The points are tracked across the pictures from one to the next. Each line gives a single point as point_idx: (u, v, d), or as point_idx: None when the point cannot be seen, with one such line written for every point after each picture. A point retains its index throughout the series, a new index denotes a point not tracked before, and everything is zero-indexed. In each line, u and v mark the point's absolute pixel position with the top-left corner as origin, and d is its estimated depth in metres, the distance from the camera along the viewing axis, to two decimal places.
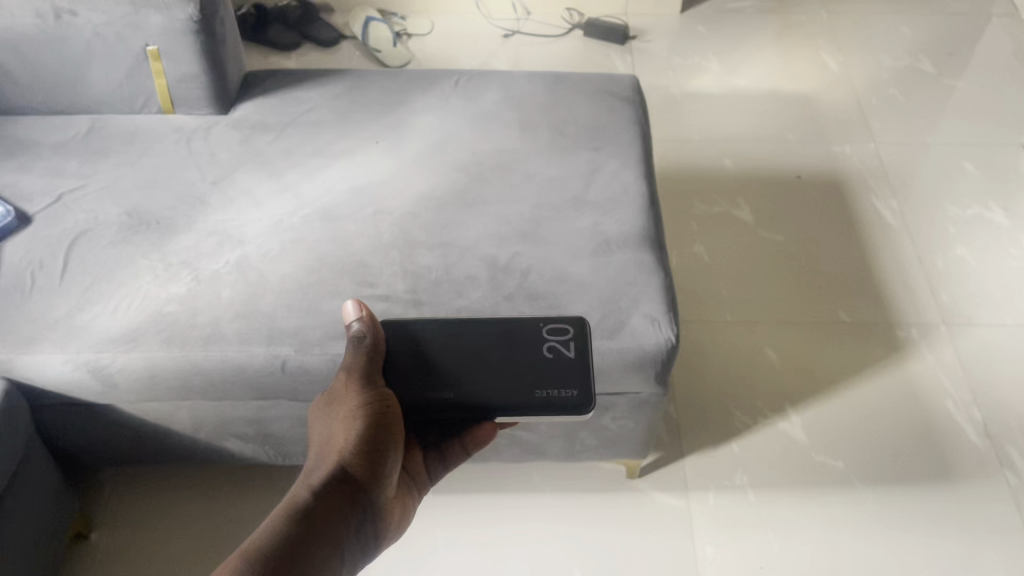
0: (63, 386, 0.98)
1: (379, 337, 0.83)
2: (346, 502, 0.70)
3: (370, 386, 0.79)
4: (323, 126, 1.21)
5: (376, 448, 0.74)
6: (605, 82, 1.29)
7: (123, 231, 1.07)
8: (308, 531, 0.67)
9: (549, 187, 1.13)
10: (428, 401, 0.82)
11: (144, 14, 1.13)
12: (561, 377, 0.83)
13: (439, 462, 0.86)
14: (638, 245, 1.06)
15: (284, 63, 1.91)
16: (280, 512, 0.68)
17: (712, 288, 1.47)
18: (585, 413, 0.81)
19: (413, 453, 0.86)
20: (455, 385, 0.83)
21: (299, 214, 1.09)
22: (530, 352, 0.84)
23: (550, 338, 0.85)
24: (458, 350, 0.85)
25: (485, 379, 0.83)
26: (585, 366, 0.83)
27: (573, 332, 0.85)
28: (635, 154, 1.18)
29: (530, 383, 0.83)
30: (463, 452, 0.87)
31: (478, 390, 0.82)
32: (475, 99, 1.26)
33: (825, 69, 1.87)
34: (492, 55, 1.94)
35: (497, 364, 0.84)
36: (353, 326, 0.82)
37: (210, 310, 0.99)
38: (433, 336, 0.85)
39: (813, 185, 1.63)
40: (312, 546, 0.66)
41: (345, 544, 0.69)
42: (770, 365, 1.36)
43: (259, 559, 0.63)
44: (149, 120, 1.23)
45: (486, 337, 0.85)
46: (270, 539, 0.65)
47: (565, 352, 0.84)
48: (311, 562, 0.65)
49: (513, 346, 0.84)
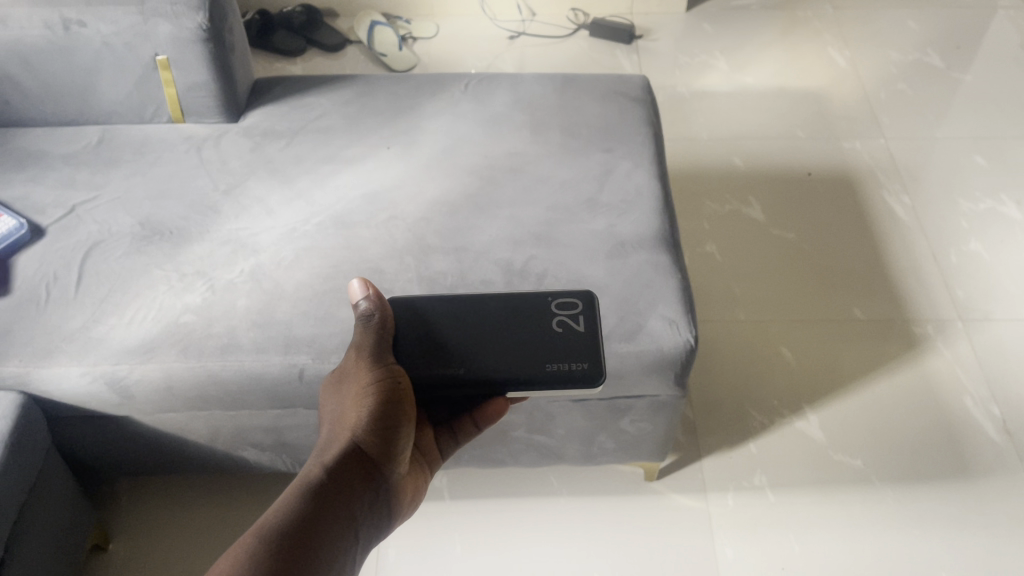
0: (80, 399, 0.98)
1: (388, 314, 0.84)
2: (359, 477, 0.73)
3: (380, 360, 0.80)
4: (333, 131, 1.21)
5: (388, 423, 0.76)
6: (614, 82, 1.29)
7: (137, 242, 1.07)
8: (323, 505, 0.69)
9: (562, 189, 1.12)
10: (439, 377, 0.82)
11: (153, 23, 1.12)
12: (571, 350, 0.82)
13: (450, 438, 0.90)
14: (653, 247, 1.05)
15: (290, 68, 1.91)
16: (295, 488, 0.70)
17: (724, 288, 1.46)
18: (597, 384, 0.81)
19: (425, 431, 0.89)
20: (466, 362, 0.82)
21: (313, 221, 1.09)
22: (539, 326, 0.84)
23: (559, 312, 0.84)
24: (467, 326, 0.85)
25: (495, 354, 0.83)
26: (595, 338, 0.83)
27: (582, 305, 0.85)
28: (648, 154, 1.17)
29: (540, 357, 0.82)
30: (474, 427, 0.90)
31: (491, 367, 0.82)
32: (485, 102, 1.25)
33: (832, 65, 1.86)
34: (497, 57, 1.93)
35: (507, 338, 0.83)
36: (360, 305, 0.84)
37: (226, 320, 0.98)
38: (442, 315, 0.85)
39: (823, 181, 1.62)
40: (327, 519, 0.68)
41: (360, 518, 0.71)
42: (786, 365, 1.35)
43: (277, 532, 0.65)
44: (159, 130, 1.23)
45: (495, 313, 0.85)
46: (286, 512, 0.67)
47: (575, 325, 0.83)
48: (327, 535, 0.67)
49: (522, 320, 0.84)
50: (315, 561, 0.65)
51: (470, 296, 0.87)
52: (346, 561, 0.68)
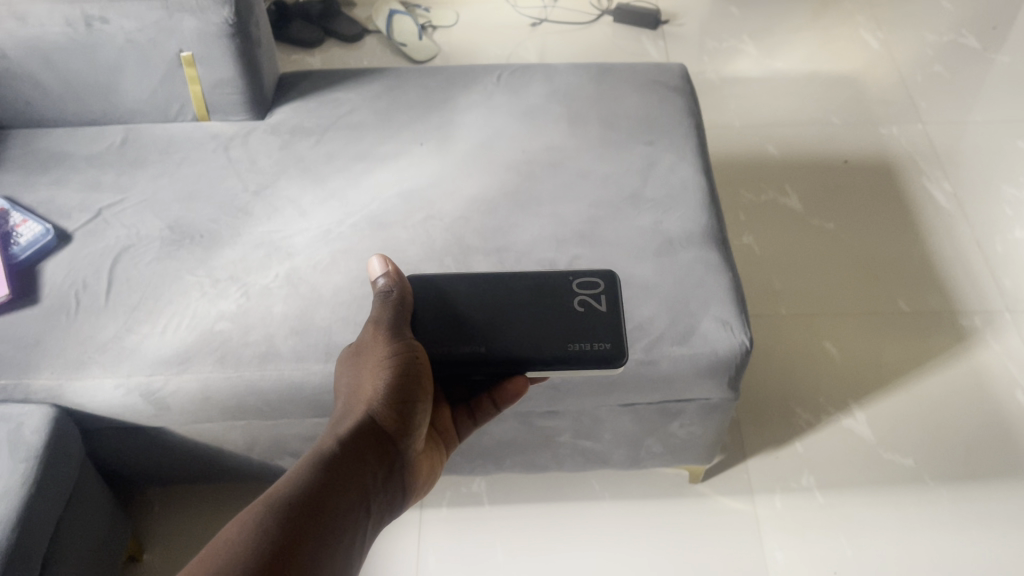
0: (115, 412, 0.95)
1: (407, 292, 0.83)
2: (372, 451, 0.71)
3: (399, 335, 0.78)
4: (365, 128, 1.17)
5: (403, 397, 0.75)
6: (652, 71, 1.24)
7: (166, 246, 1.03)
8: (337, 475, 0.67)
9: (604, 185, 1.08)
10: (460, 355, 0.81)
11: (178, 18, 1.08)
12: (593, 329, 0.80)
13: (468, 417, 0.90)
14: (702, 244, 1.01)
15: (308, 60, 1.86)
16: (308, 457, 0.69)
17: (764, 282, 1.42)
18: (620, 365, 0.79)
19: (441, 409, 0.88)
20: (488, 341, 0.81)
21: (348, 222, 1.05)
22: (560, 305, 0.82)
23: (579, 292, 0.83)
24: (488, 304, 0.83)
25: (516, 333, 0.81)
26: (617, 318, 0.81)
27: (604, 286, 0.83)
28: (692, 146, 1.13)
29: (562, 337, 0.81)
30: (492, 407, 0.89)
31: (513, 347, 0.81)
32: (519, 94, 1.21)
33: (865, 48, 1.81)
34: (520, 45, 1.89)
35: (527, 317, 0.82)
36: (380, 282, 0.82)
37: (263, 327, 0.95)
38: (464, 293, 0.84)
39: (860, 168, 1.58)
40: (340, 489, 0.67)
41: (372, 491, 0.70)
42: (831, 360, 1.32)
43: (290, 498, 0.63)
44: (184, 128, 1.19)
45: (516, 291, 0.84)
46: (299, 480, 0.65)
47: (596, 305, 0.81)
48: (339, 506, 0.65)
49: (542, 300, 0.83)
50: (328, 528, 0.63)
51: (492, 275, 0.85)
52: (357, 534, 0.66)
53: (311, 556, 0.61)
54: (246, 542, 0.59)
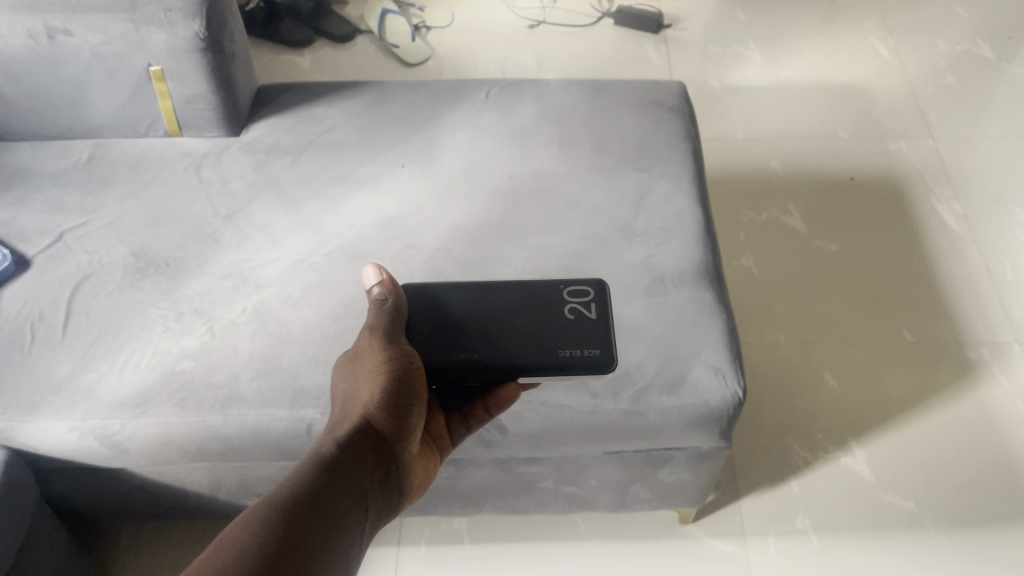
0: (70, 454, 0.90)
1: (401, 301, 0.80)
2: (369, 457, 0.70)
3: (392, 342, 0.75)
4: (343, 147, 1.10)
5: (400, 403, 0.73)
6: (649, 89, 1.18)
7: (130, 275, 0.98)
8: (334, 482, 0.66)
9: (595, 215, 1.02)
10: (450, 363, 0.77)
11: (145, 32, 1.02)
12: (583, 336, 0.78)
13: (461, 423, 0.85)
14: (696, 282, 0.95)
15: (297, 61, 1.80)
16: (304, 464, 0.67)
17: (764, 306, 1.37)
18: (609, 370, 0.77)
19: (435, 416, 0.83)
20: (477, 348, 0.78)
21: (321, 252, 0.99)
22: (550, 311, 0.80)
23: (570, 300, 0.80)
24: (478, 311, 0.80)
25: (506, 339, 0.78)
26: (607, 325, 0.78)
27: (594, 294, 0.80)
28: (688, 174, 1.06)
29: (552, 343, 0.78)
30: (485, 413, 0.84)
31: (501, 355, 0.78)
32: (509, 112, 1.14)
33: (875, 56, 1.74)
34: (516, 48, 1.82)
35: (518, 323, 0.79)
36: (374, 291, 0.79)
37: (227, 367, 0.90)
38: (454, 300, 0.81)
39: (867, 186, 1.52)
40: (338, 496, 0.65)
41: (370, 497, 0.69)
42: (831, 393, 1.26)
43: (289, 506, 0.62)
44: (154, 144, 1.13)
45: (506, 297, 0.81)
46: (296, 488, 0.64)
47: (587, 313, 0.79)
48: (336, 512, 0.64)
49: (532, 306, 0.80)
50: (327, 537, 0.62)
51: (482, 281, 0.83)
52: (355, 541, 0.65)
53: (312, 565, 0.60)
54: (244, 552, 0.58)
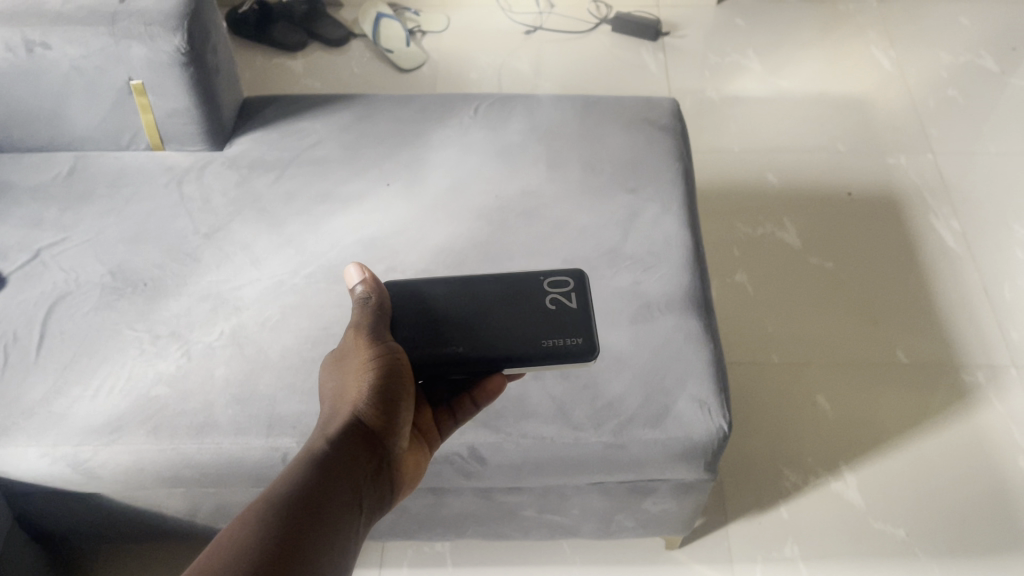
0: (42, 479, 0.88)
1: (386, 300, 0.81)
2: (362, 452, 0.69)
3: (378, 340, 0.76)
4: (328, 163, 1.08)
5: (389, 398, 0.72)
6: (641, 106, 1.16)
7: (107, 294, 0.96)
8: (328, 479, 0.65)
9: (582, 238, 1.00)
10: (436, 356, 0.79)
11: (125, 46, 1.00)
12: (564, 325, 0.80)
13: (449, 417, 0.82)
14: (683, 310, 0.94)
15: (290, 65, 1.78)
16: (297, 462, 0.66)
17: (757, 325, 1.35)
18: (591, 358, 0.79)
19: (423, 410, 0.81)
20: (462, 341, 0.80)
21: (302, 273, 0.97)
22: (531, 303, 0.81)
23: (550, 291, 0.82)
24: (462, 304, 0.82)
25: (490, 331, 0.80)
26: (587, 314, 0.80)
27: (574, 284, 0.82)
28: (678, 196, 1.04)
29: (534, 333, 0.80)
30: (472, 404, 0.83)
31: (486, 346, 0.79)
32: (498, 129, 1.12)
33: (877, 67, 1.71)
34: (512, 54, 1.80)
35: (501, 315, 0.81)
36: (358, 290, 0.80)
37: (202, 393, 0.88)
38: (439, 295, 0.82)
39: (864, 202, 1.49)
40: (333, 492, 0.65)
41: (365, 492, 0.68)
42: (823, 416, 1.24)
43: (284, 505, 0.61)
44: (137, 158, 1.11)
45: (488, 291, 0.82)
46: (290, 486, 0.63)
47: (567, 303, 0.81)
48: (333, 507, 0.64)
49: (514, 298, 0.82)
50: (325, 533, 0.61)
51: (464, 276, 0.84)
52: (353, 536, 0.65)
53: (311, 563, 0.59)
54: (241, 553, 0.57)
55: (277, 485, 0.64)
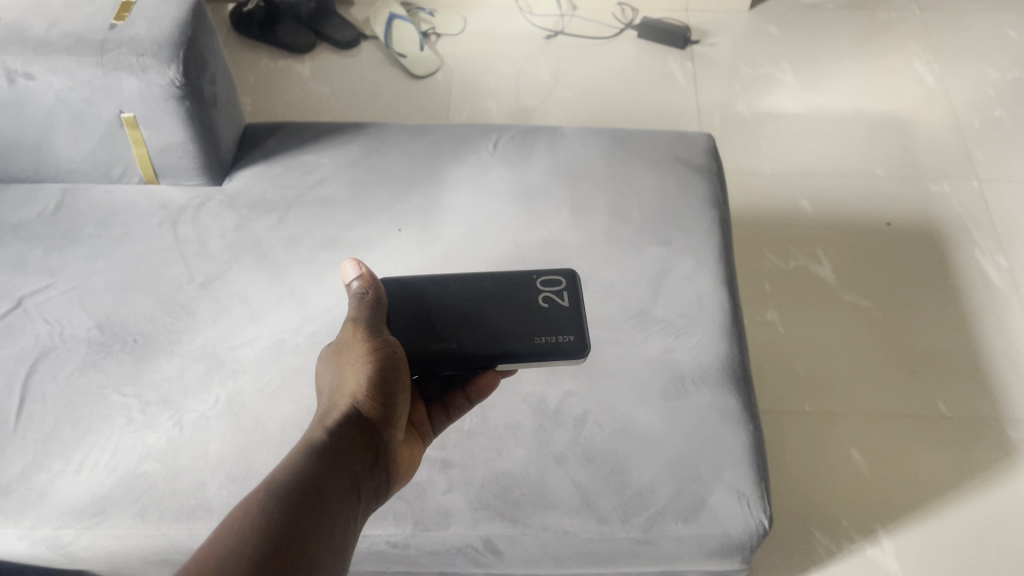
0: (21, 558, 0.82)
1: (383, 295, 0.79)
2: (359, 444, 0.67)
3: (376, 333, 0.74)
4: (335, 204, 1.00)
5: (387, 390, 0.71)
6: (673, 142, 1.07)
7: (93, 353, 0.89)
8: (327, 470, 0.64)
9: (608, 298, 0.92)
10: (429, 351, 0.77)
11: (115, 78, 0.92)
12: (557, 322, 0.79)
13: (443, 414, 0.81)
14: (718, 384, 0.86)
15: (297, 69, 1.69)
16: (295, 451, 0.65)
17: (788, 370, 1.26)
18: (583, 356, 0.77)
19: (418, 405, 0.80)
20: (455, 337, 0.78)
21: (305, 332, 0.90)
22: (524, 301, 0.80)
23: (542, 289, 0.80)
24: (455, 300, 0.81)
25: (483, 328, 0.79)
26: (579, 313, 0.79)
27: (566, 283, 0.81)
28: (713, 250, 0.96)
29: (527, 330, 0.78)
30: (466, 400, 0.82)
31: (478, 342, 0.78)
32: (520, 166, 1.04)
33: (919, 83, 1.61)
34: (531, 60, 1.70)
35: (493, 312, 0.79)
36: (352, 286, 0.78)
37: (193, 471, 0.81)
38: (433, 291, 0.81)
39: (904, 233, 1.40)
40: (332, 482, 0.63)
41: (362, 482, 0.66)
42: (858, 473, 1.16)
43: (285, 493, 0.60)
44: (129, 193, 1.03)
45: (481, 287, 0.81)
46: (289, 476, 0.62)
47: (559, 301, 0.79)
48: (332, 500, 0.62)
49: (506, 296, 0.80)
50: (324, 522, 0.60)
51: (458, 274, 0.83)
52: (350, 527, 0.63)
53: (312, 551, 0.58)
54: (241, 541, 0.56)
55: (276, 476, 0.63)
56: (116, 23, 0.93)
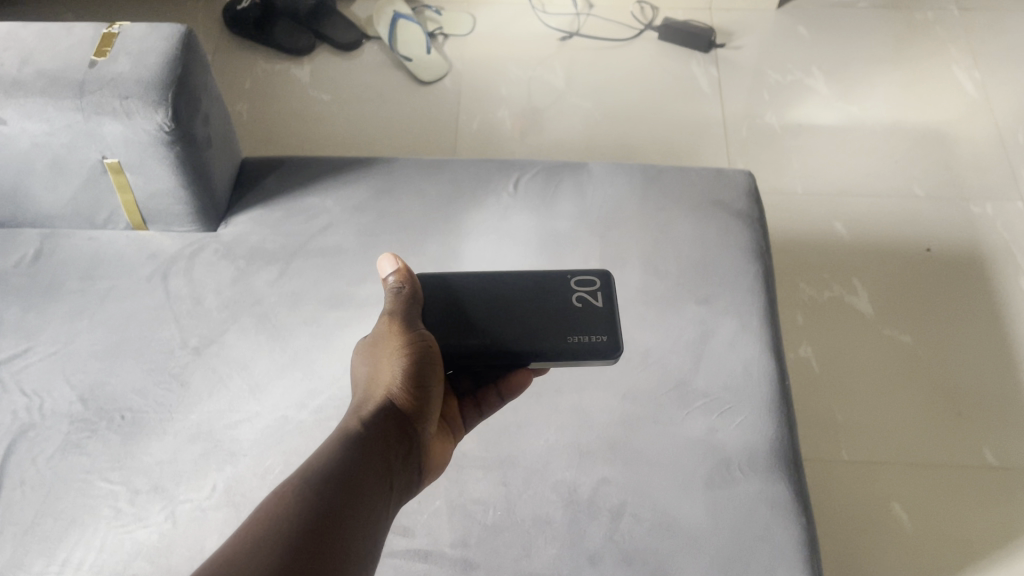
0: None
1: (419, 290, 0.74)
2: (395, 435, 0.64)
3: (411, 327, 0.71)
4: (342, 255, 0.91)
5: (422, 384, 0.68)
6: (711, 181, 0.98)
7: (76, 433, 0.80)
8: (364, 457, 0.60)
9: (644, 367, 0.84)
10: (461, 347, 0.73)
11: (97, 123, 0.82)
12: (589, 323, 0.74)
13: (474, 411, 0.78)
14: (767, 470, 0.78)
15: (295, 72, 1.58)
16: (331, 439, 0.62)
17: (824, 415, 1.18)
18: (615, 358, 0.73)
19: (449, 400, 0.77)
20: (488, 333, 0.74)
21: (310, 407, 0.82)
22: (556, 300, 0.76)
23: (576, 288, 0.76)
24: (487, 295, 0.76)
25: (514, 324, 0.74)
26: (613, 314, 0.74)
27: (600, 282, 0.76)
28: (759, 310, 0.87)
29: (558, 329, 0.74)
30: (498, 398, 0.78)
31: (510, 339, 0.73)
32: (545, 209, 0.95)
33: (959, 91, 1.51)
34: (545, 64, 1.60)
35: (525, 308, 0.75)
36: (389, 280, 0.73)
37: (189, 573, 0.73)
38: (467, 286, 0.76)
39: (946, 261, 1.32)
40: (369, 470, 0.60)
41: (397, 474, 0.63)
42: (901, 530, 1.09)
43: (322, 476, 0.57)
44: (115, 241, 0.94)
45: (515, 284, 0.76)
46: (326, 459, 0.59)
47: (593, 302, 0.75)
48: (369, 486, 0.59)
49: (538, 294, 0.76)
50: (360, 507, 0.57)
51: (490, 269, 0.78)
52: (385, 515, 0.60)
53: (348, 537, 0.54)
54: (280, 515, 0.53)
55: (314, 459, 0.59)
56: (97, 60, 0.83)
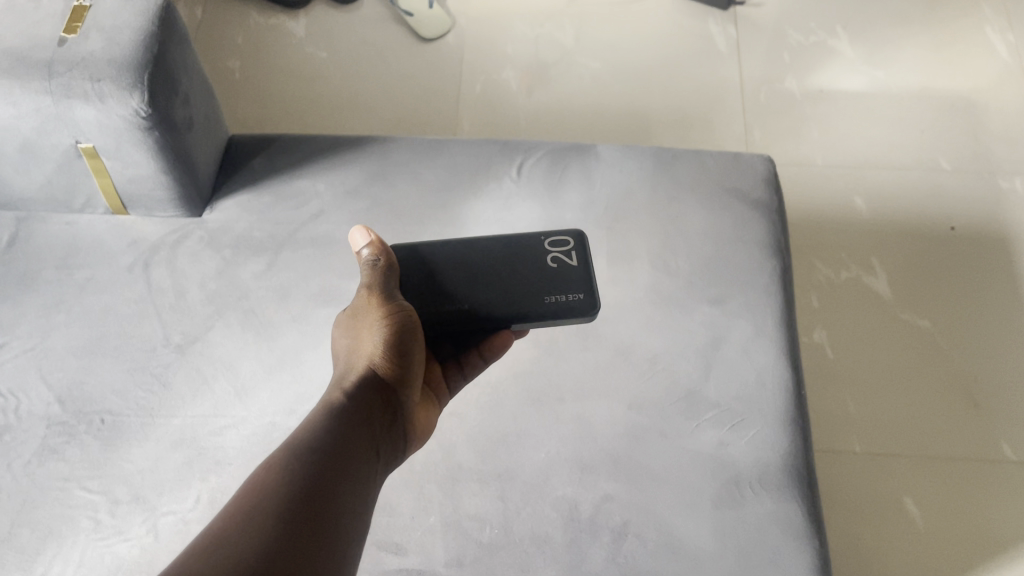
0: None
1: (395, 260, 0.70)
2: (380, 405, 0.61)
3: (391, 296, 0.66)
4: (334, 245, 0.86)
5: (406, 352, 0.64)
6: (728, 168, 0.91)
7: (53, 436, 0.76)
8: (347, 433, 0.57)
9: (652, 374, 0.79)
10: (441, 314, 0.69)
11: (67, 108, 0.76)
12: (566, 283, 0.71)
13: (458, 374, 0.75)
14: (779, 489, 0.74)
15: (290, 27, 1.50)
16: (315, 411, 0.59)
17: (836, 404, 1.14)
18: (593, 315, 0.70)
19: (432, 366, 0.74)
20: (464, 298, 0.70)
21: (299, 412, 0.77)
22: (529, 262, 0.72)
23: (549, 249, 0.72)
24: (459, 261, 0.72)
25: (490, 288, 0.71)
26: (589, 273, 0.71)
27: (574, 242, 0.73)
28: (775, 312, 0.82)
29: (534, 290, 0.71)
30: (481, 360, 0.75)
31: (495, 305, 0.70)
32: (550, 197, 0.89)
33: (992, 55, 1.43)
34: (554, 19, 1.51)
35: (499, 270, 0.72)
36: (363, 254, 0.68)
37: None
38: (439, 252, 0.72)
39: (970, 241, 1.25)
40: (353, 445, 0.57)
41: (381, 443, 0.60)
42: (912, 524, 1.06)
43: (305, 456, 0.54)
44: (94, 226, 0.89)
45: (486, 247, 0.73)
46: (310, 434, 0.56)
47: (567, 262, 0.72)
48: (354, 461, 0.56)
49: (516, 258, 0.72)
50: (346, 485, 0.54)
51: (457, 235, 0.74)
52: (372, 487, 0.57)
53: (334, 517, 0.52)
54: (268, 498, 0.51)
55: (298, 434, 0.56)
56: (66, 37, 0.77)
